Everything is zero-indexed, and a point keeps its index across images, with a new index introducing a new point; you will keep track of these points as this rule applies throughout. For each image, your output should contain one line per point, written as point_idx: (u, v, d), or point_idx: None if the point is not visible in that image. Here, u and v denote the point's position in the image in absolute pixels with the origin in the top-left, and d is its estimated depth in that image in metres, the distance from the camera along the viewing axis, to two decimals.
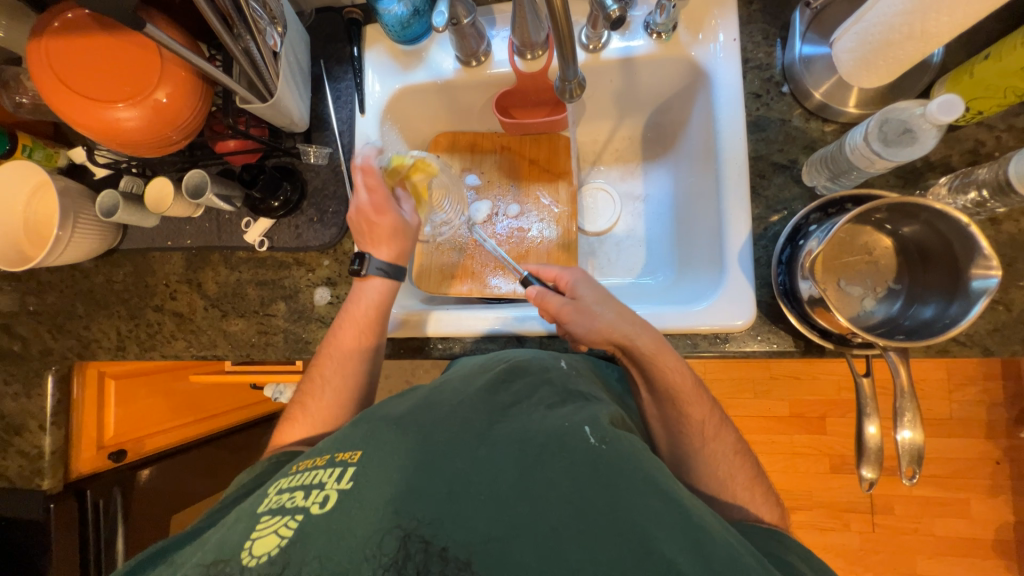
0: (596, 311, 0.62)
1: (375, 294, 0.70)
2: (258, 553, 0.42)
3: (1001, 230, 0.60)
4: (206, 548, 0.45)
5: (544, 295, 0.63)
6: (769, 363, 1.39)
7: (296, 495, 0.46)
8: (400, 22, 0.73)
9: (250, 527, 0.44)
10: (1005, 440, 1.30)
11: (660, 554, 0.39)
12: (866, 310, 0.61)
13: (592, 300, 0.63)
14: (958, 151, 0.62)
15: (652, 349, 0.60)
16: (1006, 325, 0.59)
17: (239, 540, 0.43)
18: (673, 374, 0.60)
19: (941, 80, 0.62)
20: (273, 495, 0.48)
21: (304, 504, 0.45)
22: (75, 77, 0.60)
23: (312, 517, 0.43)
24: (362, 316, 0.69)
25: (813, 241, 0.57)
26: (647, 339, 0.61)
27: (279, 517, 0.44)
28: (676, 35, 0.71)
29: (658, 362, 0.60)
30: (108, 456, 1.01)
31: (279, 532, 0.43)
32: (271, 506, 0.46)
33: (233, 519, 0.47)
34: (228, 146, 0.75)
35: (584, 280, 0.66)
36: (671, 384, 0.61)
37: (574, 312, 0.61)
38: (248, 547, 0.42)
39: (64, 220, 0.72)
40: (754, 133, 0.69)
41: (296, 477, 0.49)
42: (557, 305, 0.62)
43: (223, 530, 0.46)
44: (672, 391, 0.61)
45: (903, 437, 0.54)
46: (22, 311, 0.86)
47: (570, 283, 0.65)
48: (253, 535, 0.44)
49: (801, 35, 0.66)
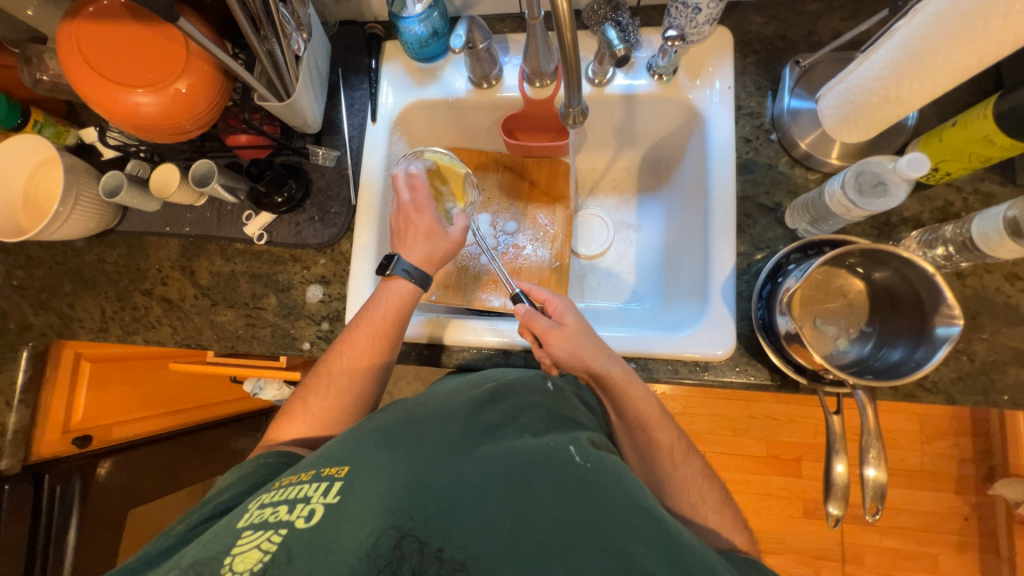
0: (579, 338, 0.64)
1: (404, 294, 0.69)
2: (239, 569, 0.41)
3: (966, 284, 0.64)
4: (176, 569, 0.43)
5: (531, 315, 0.64)
6: (748, 403, 1.41)
7: (279, 509, 0.45)
8: (418, 40, 0.77)
9: (231, 542, 0.44)
10: (974, 496, 1.32)
11: (641, 570, 0.40)
12: (840, 350, 0.64)
13: (576, 326, 0.65)
14: (929, 208, 0.67)
15: (623, 380, 0.63)
16: (969, 375, 0.62)
17: (221, 557, 0.43)
18: (641, 404, 0.63)
19: (915, 141, 0.66)
20: (254, 509, 0.47)
21: (288, 518, 0.44)
22: (101, 61, 0.62)
23: (296, 532, 0.43)
24: (387, 314, 0.67)
25: (792, 279, 0.60)
26: (619, 370, 0.63)
27: (262, 532, 0.44)
28: (677, 78, 0.76)
29: (627, 392, 0.63)
30: (71, 441, 0.96)
31: (262, 547, 0.42)
32: (253, 521, 0.45)
33: (212, 534, 0.46)
34: (239, 140, 0.77)
35: (570, 307, 0.67)
36: (638, 414, 0.63)
37: (560, 336, 0.63)
38: (229, 563, 0.42)
39: (66, 195, 0.72)
40: (743, 174, 0.73)
41: (279, 491, 0.48)
42: (543, 327, 0.64)
43: (200, 546, 0.45)
44: (641, 420, 0.63)
45: (868, 474, 0.56)
46: (6, 283, 0.85)
47: (558, 308, 0.67)
48: (235, 550, 0.43)
49: (790, 89, 0.71)
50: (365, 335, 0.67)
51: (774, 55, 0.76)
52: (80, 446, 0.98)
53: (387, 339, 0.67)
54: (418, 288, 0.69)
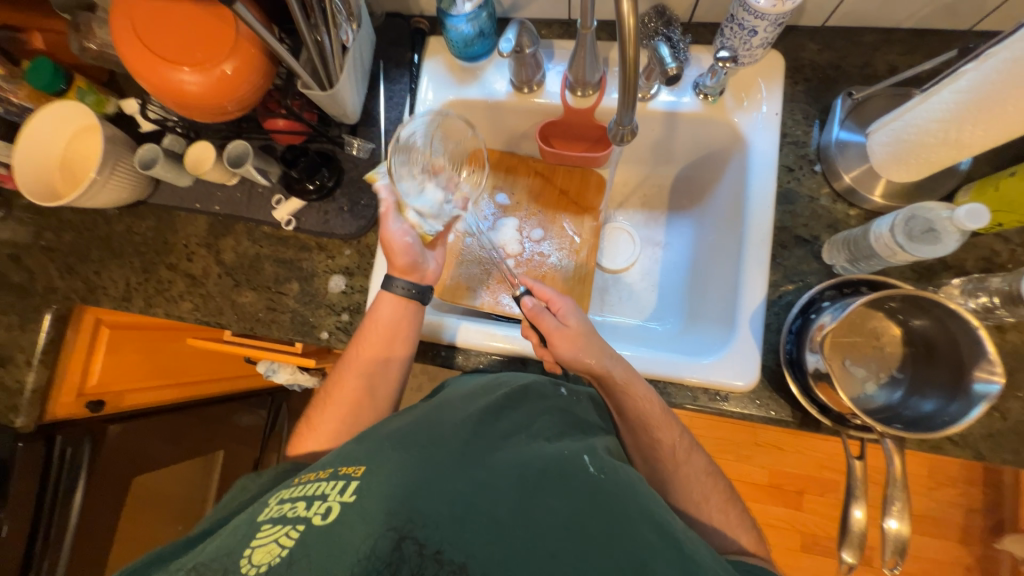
0: (582, 339, 0.62)
1: (399, 308, 0.70)
2: (257, 562, 0.41)
3: (1006, 338, 0.62)
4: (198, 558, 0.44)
5: (536, 313, 0.64)
6: (755, 430, 1.38)
7: (297, 505, 0.45)
8: (464, 40, 0.76)
9: (251, 535, 0.44)
10: (979, 548, 1.29)
11: None
12: (867, 393, 0.62)
13: (581, 326, 0.64)
14: (974, 256, 0.65)
15: (624, 379, 0.61)
16: (1000, 432, 0.60)
17: (241, 547, 0.43)
18: (643, 404, 0.60)
19: (967, 186, 0.64)
20: (274, 505, 0.47)
21: (306, 514, 0.44)
22: (151, 38, 0.62)
23: (314, 528, 0.43)
24: (380, 325, 0.69)
25: (826, 317, 0.59)
26: (621, 370, 0.62)
27: (280, 526, 0.44)
28: (723, 99, 0.74)
29: (629, 391, 0.61)
30: (85, 404, 0.98)
31: (280, 541, 0.42)
32: (273, 515, 0.45)
33: (233, 526, 0.47)
34: (277, 125, 0.77)
35: (575, 308, 0.66)
36: (640, 414, 0.60)
37: (563, 337, 0.62)
38: (248, 556, 0.42)
39: (104, 165, 0.73)
40: (782, 204, 0.71)
41: (298, 488, 0.48)
42: (548, 326, 0.63)
43: (221, 537, 0.46)
44: (642, 419, 0.61)
45: (889, 525, 0.54)
46: (35, 244, 0.86)
47: (562, 307, 0.66)
48: (254, 543, 0.43)
49: (839, 121, 0.69)
50: (367, 344, 0.69)
51: (825, 84, 0.74)
52: (93, 410, 0.99)
53: (386, 347, 0.69)
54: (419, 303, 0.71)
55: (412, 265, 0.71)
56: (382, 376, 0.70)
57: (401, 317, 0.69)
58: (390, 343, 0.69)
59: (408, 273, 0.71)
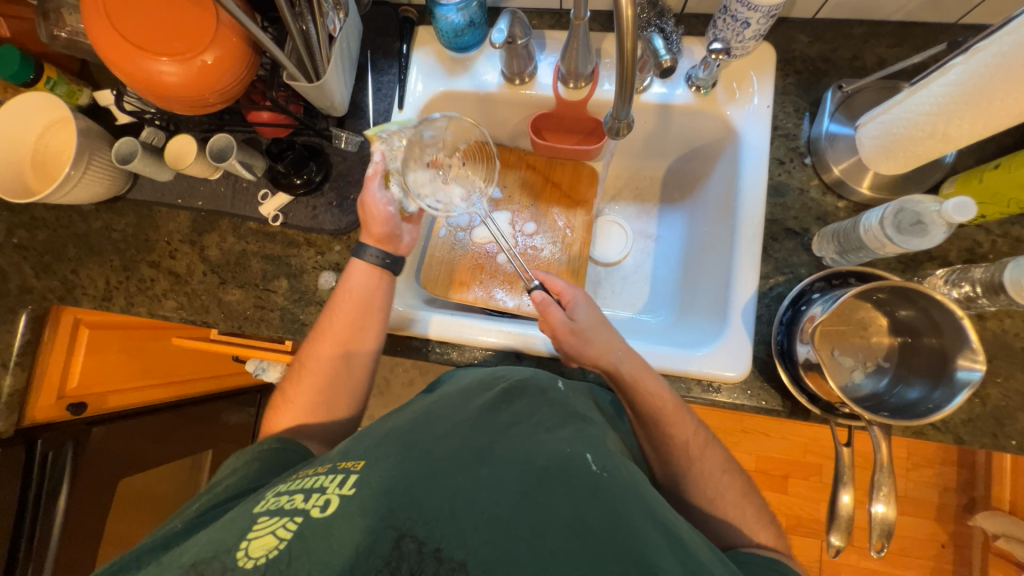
0: (589, 334, 0.64)
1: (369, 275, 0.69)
2: (253, 555, 0.41)
3: (986, 326, 0.64)
4: (192, 550, 0.44)
5: (547, 305, 0.65)
6: (742, 416, 1.41)
7: (296, 497, 0.46)
8: (454, 30, 0.74)
9: (248, 527, 0.44)
10: (953, 525, 1.34)
11: None
12: (855, 382, 0.64)
13: (590, 321, 0.65)
14: (957, 247, 0.66)
15: (634, 375, 0.62)
16: (979, 417, 0.63)
17: (237, 540, 0.43)
18: (653, 398, 0.61)
19: (951, 178, 0.66)
20: (271, 497, 0.48)
21: (304, 506, 0.45)
22: (126, 25, 0.59)
23: (312, 520, 0.43)
24: (353, 297, 0.68)
25: (817, 308, 0.59)
26: (631, 365, 0.63)
27: (278, 518, 0.44)
28: (715, 91, 0.74)
29: (640, 386, 0.62)
30: (65, 406, 0.95)
31: (278, 532, 0.42)
32: (269, 507, 0.46)
33: (230, 518, 0.47)
34: (261, 117, 0.74)
35: (585, 302, 0.67)
36: (652, 409, 0.61)
37: (573, 332, 0.64)
38: (244, 548, 0.42)
39: (79, 159, 0.70)
40: (773, 197, 0.72)
41: (296, 482, 0.49)
42: (557, 321, 0.64)
43: (215, 530, 0.45)
44: (654, 414, 0.61)
45: (876, 509, 0.56)
46: (7, 242, 0.83)
47: (572, 301, 0.67)
48: (251, 534, 0.43)
49: (830, 113, 0.70)
50: (342, 315, 0.67)
51: (815, 77, 0.74)
52: (74, 413, 0.96)
53: (360, 319, 0.67)
54: (389, 273, 0.70)
55: (389, 235, 0.70)
56: (357, 356, 0.68)
57: (375, 289, 0.69)
58: (365, 312, 0.67)
59: (384, 242, 0.70)
